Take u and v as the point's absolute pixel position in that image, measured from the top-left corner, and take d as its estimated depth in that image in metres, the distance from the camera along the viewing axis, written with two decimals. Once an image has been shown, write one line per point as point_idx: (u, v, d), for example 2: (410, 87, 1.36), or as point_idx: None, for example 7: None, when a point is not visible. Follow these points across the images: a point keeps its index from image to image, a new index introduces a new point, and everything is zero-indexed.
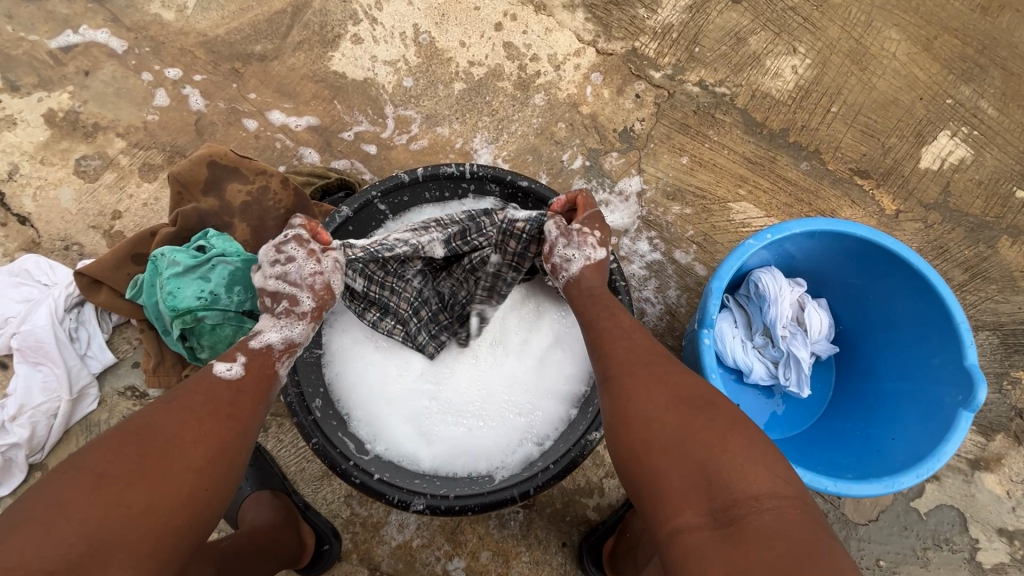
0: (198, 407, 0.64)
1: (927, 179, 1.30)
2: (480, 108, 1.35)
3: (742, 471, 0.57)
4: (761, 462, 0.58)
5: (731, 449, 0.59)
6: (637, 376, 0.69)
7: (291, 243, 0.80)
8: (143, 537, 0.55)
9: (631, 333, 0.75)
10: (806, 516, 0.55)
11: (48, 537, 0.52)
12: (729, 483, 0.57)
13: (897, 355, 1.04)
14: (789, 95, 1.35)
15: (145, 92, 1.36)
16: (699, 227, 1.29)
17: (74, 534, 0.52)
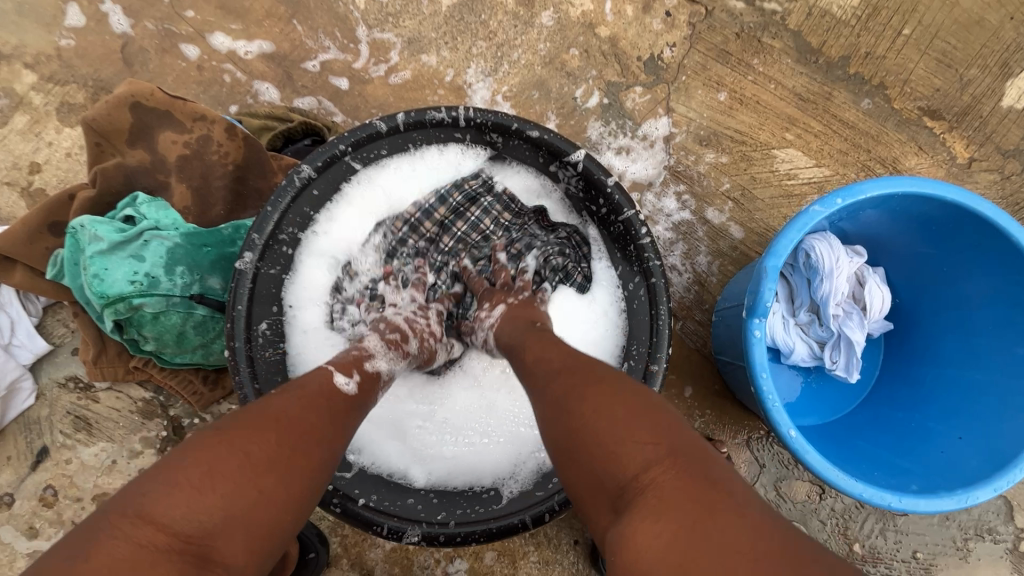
0: (327, 408, 0.55)
1: (1008, 120, 1.09)
2: (474, 30, 1.10)
3: (619, 449, 0.46)
4: (635, 431, 0.47)
5: (615, 425, 0.48)
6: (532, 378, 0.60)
7: (438, 300, 0.80)
8: (267, 535, 0.44)
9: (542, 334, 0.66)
10: (690, 476, 0.43)
11: (192, 505, 0.41)
12: (615, 468, 0.46)
13: (966, 338, 0.89)
14: (854, 12, 1.10)
15: (54, 9, 1.08)
16: (736, 180, 1.08)
17: (211, 511, 0.42)
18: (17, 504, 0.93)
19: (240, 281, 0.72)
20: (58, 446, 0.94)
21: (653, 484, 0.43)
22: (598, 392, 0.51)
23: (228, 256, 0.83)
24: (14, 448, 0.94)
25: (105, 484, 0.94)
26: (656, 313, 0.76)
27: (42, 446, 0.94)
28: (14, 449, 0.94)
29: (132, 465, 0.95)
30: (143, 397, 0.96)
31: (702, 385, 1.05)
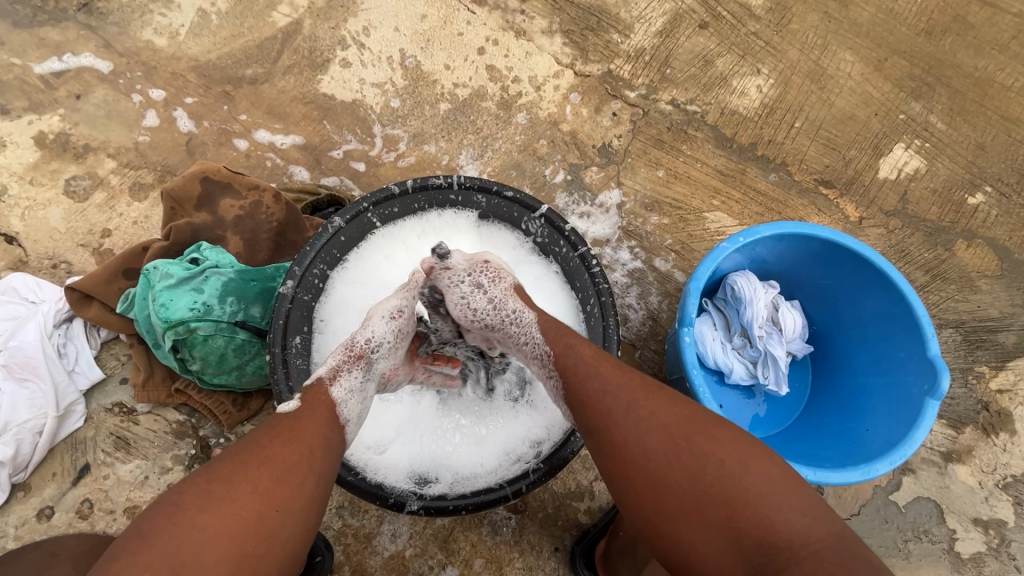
0: (277, 434, 0.67)
1: (885, 188, 1.39)
2: (464, 126, 1.41)
3: (779, 514, 0.60)
4: (786, 502, 0.61)
5: (761, 491, 0.61)
6: (636, 420, 0.70)
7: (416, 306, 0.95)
8: (232, 550, 0.56)
9: (620, 372, 0.76)
10: (836, 545, 0.59)
11: (145, 554, 0.52)
12: (775, 529, 0.59)
13: (866, 350, 1.10)
14: (755, 112, 1.44)
15: (135, 114, 1.39)
16: (677, 237, 1.35)
17: (160, 555, 0.53)
18: (56, 516, 1.05)
19: (281, 303, 0.91)
20: (99, 463, 1.08)
21: (806, 545, 0.58)
22: (696, 437, 0.66)
23: (269, 290, 1.03)
24: (60, 465, 1.07)
25: (137, 497, 1.07)
26: (606, 328, 0.97)
27: (85, 463, 1.08)
28: (59, 466, 1.07)
29: (162, 480, 1.08)
30: (178, 419, 1.11)
31: None
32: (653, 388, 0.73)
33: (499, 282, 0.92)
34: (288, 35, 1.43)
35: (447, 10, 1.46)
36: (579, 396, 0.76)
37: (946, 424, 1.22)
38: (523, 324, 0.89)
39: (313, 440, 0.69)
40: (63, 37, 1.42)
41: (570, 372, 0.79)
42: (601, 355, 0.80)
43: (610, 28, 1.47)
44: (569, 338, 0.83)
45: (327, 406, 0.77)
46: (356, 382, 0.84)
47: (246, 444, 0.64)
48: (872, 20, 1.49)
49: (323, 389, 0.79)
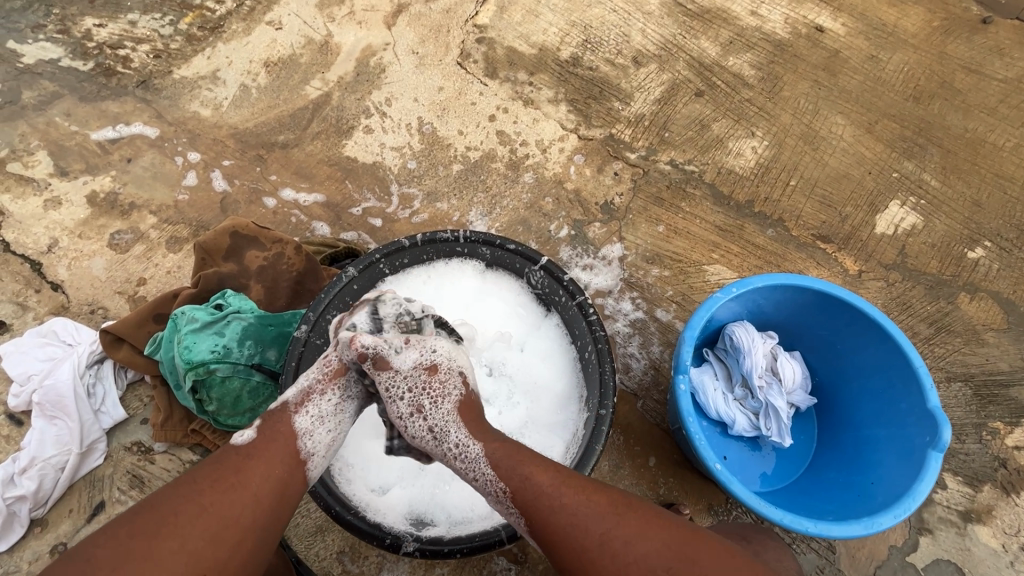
0: (219, 478, 0.72)
1: (883, 243, 1.43)
2: (475, 185, 1.51)
3: None
4: None
5: None
6: (616, 556, 0.72)
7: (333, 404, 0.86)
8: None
9: (577, 498, 0.77)
10: None
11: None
12: None
13: (869, 403, 1.09)
14: (751, 172, 1.51)
15: (178, 175, 1.53)
16: (677, 288, 1.40)
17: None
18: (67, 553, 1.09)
19: (295, 346, 0.98)
20: (113, 501, 1.13)
21: None
22: (673, 560, 0.71)
23: (285, 333, 1.10)
24: (76, 501, 1.12)
25: None
26: (603, 375, 0.98)
27: (100, 501, 1.13)
28: (76, 503, 1.12)
29: None
30: (191, 459, 1.17)
31: (664, 456, 1.24)
32: (623, 509, 0.76)
33: (444, 399, 0.88)
34: (319, 106, 1.59)
35: (462, 82, 1.61)
36: (547, 533, 0.76)
37: (962, 481, 1.19)
38: (467, 461, 0.83)
39: (258, 488, 0.73)
40: (122, 109, 1.60)
41: (534, 508, 0.77)
42: (562, 480, 0.79)
43: (612, 97, 1.59)
44: (524, 465, 0.80)
45: (287, 438, 0.80)
46: (325, 410, 0.85)
47: (186, 489, 0.70)
48: (861, 87, 1.59)
49: (286, 417, 0.82)
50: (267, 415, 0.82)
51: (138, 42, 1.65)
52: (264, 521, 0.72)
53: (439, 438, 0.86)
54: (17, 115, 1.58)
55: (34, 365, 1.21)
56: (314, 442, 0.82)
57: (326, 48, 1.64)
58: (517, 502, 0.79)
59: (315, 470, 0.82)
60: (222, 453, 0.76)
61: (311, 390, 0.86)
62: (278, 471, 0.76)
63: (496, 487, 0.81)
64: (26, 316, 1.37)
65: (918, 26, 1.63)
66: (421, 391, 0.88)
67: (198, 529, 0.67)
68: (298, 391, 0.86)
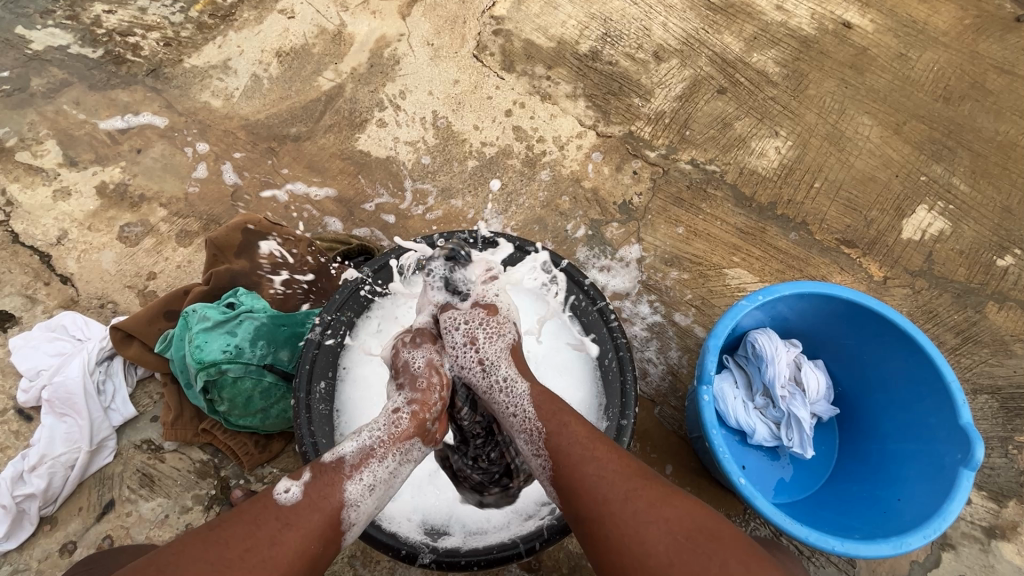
0: (250, 544, 0.68)
1: (910, 249, 1.39)
2: (490, 182, 1.48)
3: None
4: None
5: None
6: (633, 511, 0.71)
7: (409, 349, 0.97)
8: None
9: (609, 454, 0.78)
10: None
11: None
12: None
13: (895, 416, 1.07)
14: (774, 172, 1.47)
15: (188, 167, 1.50)
16: (697, 291, 1.37)
17: None
18: (77, 552, 1.10)
19: (307, 349, 0.95)
20: (123, 499, 1.13)
21: None
22: (695, 530, 0.68)
23: (298, 333, 1.08)
24: (87, 499, 1.13)
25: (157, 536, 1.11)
26: (624, 384, 0.96)
27: (110, 499, 1.13)
28: (86, 501, 1.12)
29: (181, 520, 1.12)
30: (201, 459, 1.16)
31: (680, 464, 1.22)
32: (650, 477, 0.75)
33: (499, 338, 0.98)
34: (331, 97, 1.55)
35: (478, 76, 1.57)
36: (572, 482, 0.76)
37: (987, 497, 1.17)
38: (511, 395, 0.90)
39: (289, 567, 0.69)
40: (131, 98, 1.57)
41: (565, 458, 0.79)
42: (596, 437, 0.80)
43: (631, 93, 1.55)
44: (563, 415, 0.84)
45: (331, 509, 0.77)
46: (379, 477, 0.83)
47: (216, 555, 0.66)
48: (889, 86, 1.53)
49: (337, 481, 0.80)
50: (315, 474, 0.80)
51: (148, 30, 1.62)
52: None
53: (489, 370, 0.95)
54: (26, 103, 1.56)
55: (43, 360, 1.20)
56: (358, 514, 0.79)
57: (339, 38, 1.60)
58: (550, 445, 0.82)
59: (349, 541, 0.79)
60: (262, 512, 0.72)
61: (370, 449, 0.85)
62: (312, 548, 0.72)
63: (533, 426, 0.85)
64: (35, 309, 1.36)
65: (949, 23, 1.57)
66: (478, 329, 0.99)
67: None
68: (354, 451, 0.84)
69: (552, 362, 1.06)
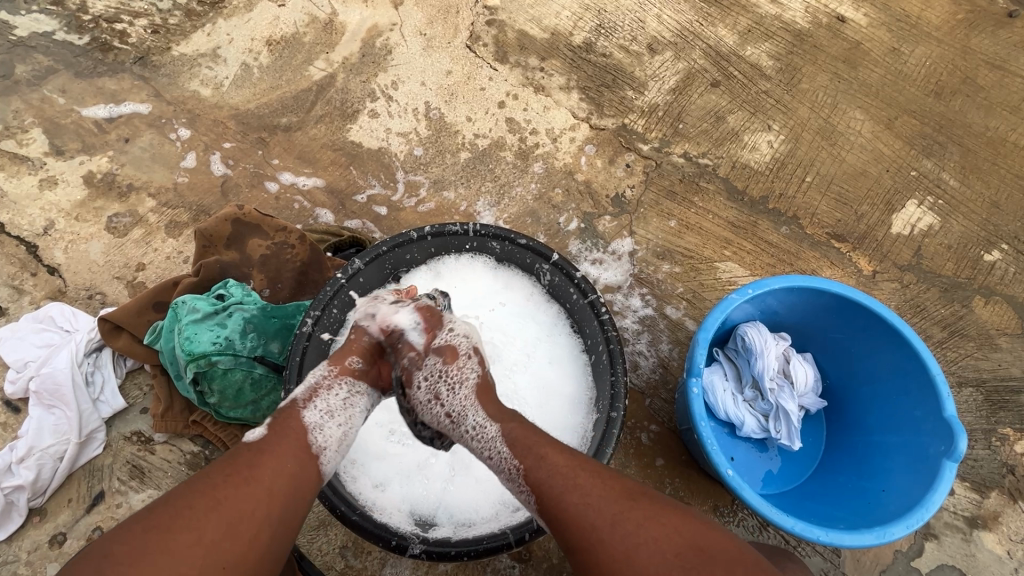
0: (232, 474, 0.68)
1: (899, 243, 1.40)
2: (483, 175, 1.47)
3: None
4: None
5: None
6: (619, 535, 0.68)
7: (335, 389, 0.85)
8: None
9: (592, 477, 0.74)
10: None
11: None
12: None
13: (882, 408, 1.08)
14: (767, 166, 1.47)
15: (177, 157, 1.48)
16: (688, 285, 1.37)
17: None
18: (67, 543, 1.10)
19: (299, 341, 0.94)
20: (113, 491, 1.13)
21: None
22: (686, 547, 0.66)
23: (289, 325, 1.07)
24: (76, 491, 1.13)
25: None
26: (614, 377, 0.96)
27: (100, 491, 1.13)
28: (75, 493, 1.12)
29: None
30: (192, 451, 1.16)
31: (670, 456, 1.24)
32: (636, 496, 0.72)
33: (460, 384, 0.88)
34: (323, 88, 1.54)
35: (471, 67, 1.56)
36: (557, 516, 0.72)
37: (969, 487, 1.20)
38: (484, 440, 0.82)
39: (272, 483, 0.70)
40: (119, 86, 1.54)
41: (547, 488, 0.74)
42: (578, 462, 0.76)
43: (625, 85, 1.54)
44: (541, 446, 0.78)
45: (300, 433, 0.78)
46: (334, 404, 0.83)
47: (198, 485, 0.66)
48: (881, 81, 1.54)
49: (296, 413, 0.80)
50: (277, 413, 0.80)
51: (135, 16, 1.59)
52: (281, 511, 0.69)
53: (457, 421, 0.85)
54: (11, 91, 1.53)
55: (30, 352, 1.19)
56: (325, 436, 0.79)
57: (331, 27, 1.58)
58: (529, 481, 0.76)
59: (328, 466, 0.79)
60: (234, 448, 0.72)
61: (318, 387, 0.85)
62: (291, 466, 0.73)
63: (510, 466, 0.78)
64: (22, 301, 1.34)
65: (942, 19, 1.58)
66: (438, 380, 0.88)
67: (214, 524, 0.63)
68: (305, 388, 0.84)
69: (547, 357, 1.07)
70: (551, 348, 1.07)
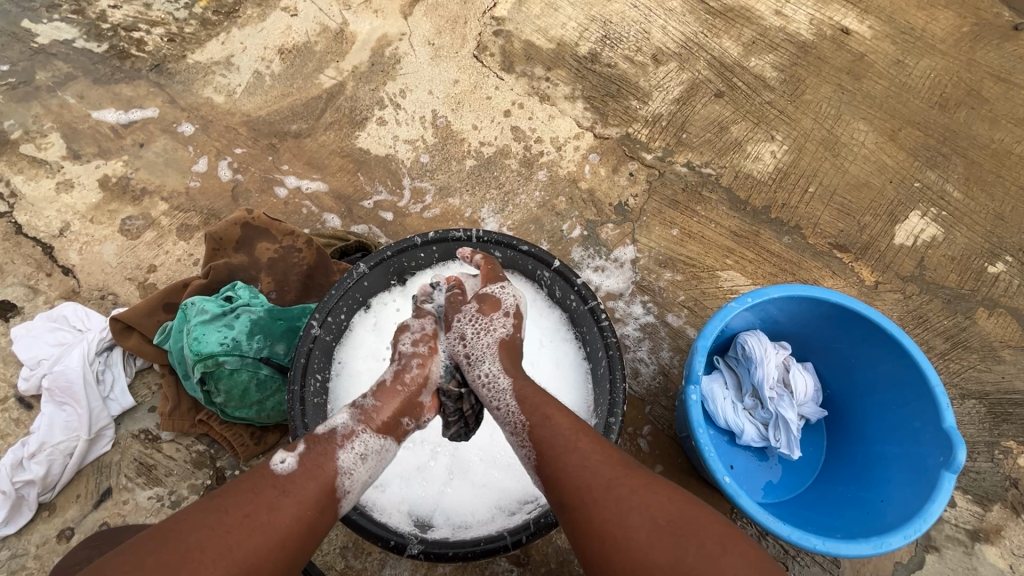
0: (252, 518, 0.69)
1: (902, 254, 1.41)
2: (488, 182, 1.49)
3: None
4: None
5: None
6: (607, 496, 0.70)
7: (362, 435, 0.84)
8: None
9: (591, 449, 0.76)
10: None
11: None
12: None
13: (881, 418, 1.08)
14: (769, 176, 1.48)
15: (189, 162, 1.52)
16: (689, 293, 1.38)
17: None
18: (74, 538, 1.12)
19: (303, 343, 0.96)
20: (121, 488, 1.15)
21: None
22: (675, 515, 0.67)
23: (294, 328, 1.10)
24: (84, 487, 1.15)
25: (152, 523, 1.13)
26: (613, 383, 0.97)
27: (108, 487, 1.15)
28: (84, 488, 1.15)
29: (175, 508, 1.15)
30: (198, 449, 1.19)
31: (669, 463, 1.25)
32: (632, 466, 0.74)
33: (488, 332, 0.97)
34: (332, 96, 1.57)
35: (478, 76, 1.58)
36: (557, 474, 0.76)
37: (971, 500, 1.19)
38: (495, 390, 0.89)
39: (286, 532, 0.70)
40: (135, 93, 1.58)
41: (550, 452, 0.78)
42: (580, 428, 0.80)
43: (629, 95, 1.56)
44: (547, 408, 0.83)
45: (325, 477, 0.78)
46: (370, 447, 0.84)
47: (218, 523, 0.67)
48: (885, 92, 1.55)
49: (330, 452, 0.81)
50: (312, 443, 0.81)
51: (152, 25, 1.64)
52: (288, 565, 0.69)
53: (474, 364, 0.95)
54: (31, 96, 1.58)
55: (44, 350, 1.22)
56: (352, 483, 0.80)
57: (342, 37, 1.62)
58: (532, 438, 0.81)
59: (346, 508, 0.81)
60: (259, 480, 0.74)
61: (357, 427, 0.85)
62: (309, 514, 0.74)
63: (516, 418, 0.84)
64: (37, 300, 1.38)
65: (946, 31, 1.58)
66: (468, 322, 0.98)
67: (221, 571, 0.64)
68: (346, 424, 0.85)
69: (549, 361, 1.08)
70: (554, 357, 1.08)
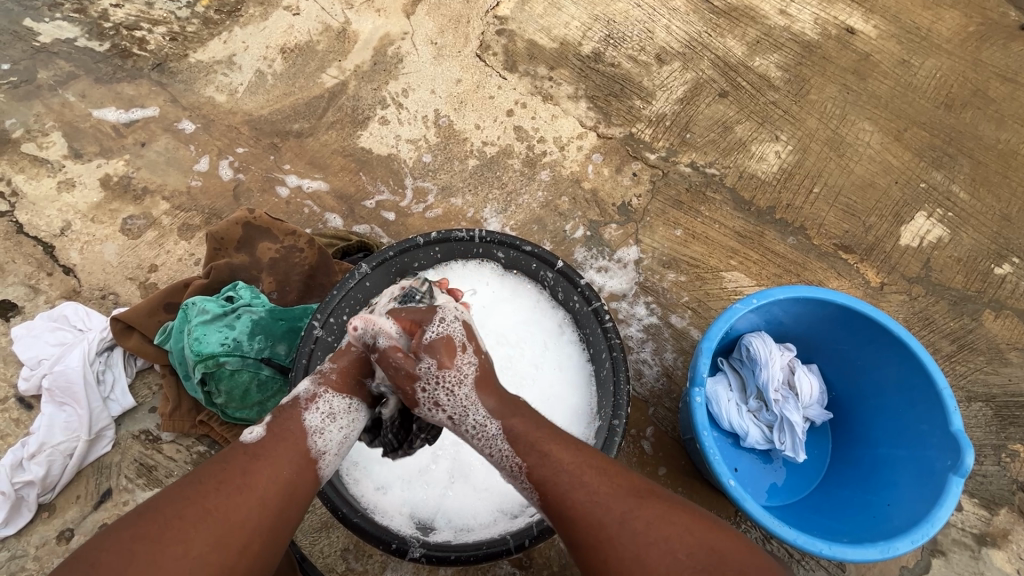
0: (228, 482, 0.69)
1: (908, 255, 1.39)
2: (491, 182, 1.49)
3: None
4: None
5: None
6: (626, 533, 0.69)
7: (326, 395, 0.83)
8: None
9: (600, 479, 0.73)
10: None
11: None
12: None
13: (888, 420, 1.07)
14: (774, 177, 1.47)
15: (191, 161, 1.51)
16: (693, 294, 1.37)
17: None
18: (74, 539, 1.12)
19: (305, 343, 0.95)
20: (121, 489, 1.15)
21: None
22: (696, 546, 0.67)
23: (295, 328, 1.09)
24: (84, 488, 1.14)
25: None
26: (617, 385, 0.96)
27: (108, 488, 1.15)
28: (84, 489, 1.14)
29: None
30: (198, 450, 1.18)
31: (673, 465, 1.24)
32: (645, 494, 0.72)
33: (459, 384, 0.82)
34: (334, 95, 1.56)
35: (480, 75, 1.58)
36: (564, 510, 0.72)
37: (978, 504, 1.18)
38: (486, 439, 0.79)
39: (264, 491, 0.70)
40: (137, 92, 1.58)
41: (554, 489, 0.74)
42: (583, 458, 0.76)
43: (633, 95, 1.55)
44: (544, 443, 0.77)
45: (297, 438, 0.77)
46: (337, 407, 0.82)
47: (190, 492, 0.66)
48: (890, 92, 1.53)
49: (296, 415, 0.80)
50: (277, 412, 0.80)
51: (154, 24, 1.63)
52: (273, 522, 0.69)
53: (457, 422, 0.81)
54: (33, 95, 1.57)
55: (44, 350, 1.22)
56: (325, 441, 0.79)
57: (344, 36, 1.61)
58: (532, 478, 0.76)
59: (328, 469, 0.79)
60: (230, 451, 0.73)
61: (319, 389, 0.83)
62: (287, 471, 0.73)
63: (512, 462, 0.77)
64: (38, 300, 1.37)
65: (952, 31, 1.57)
66: (434, 384, 0.81)
67: (203, 533, 0.64)
68: (307, 389, 0.83)
69: (552, 362, 1.07)
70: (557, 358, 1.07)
